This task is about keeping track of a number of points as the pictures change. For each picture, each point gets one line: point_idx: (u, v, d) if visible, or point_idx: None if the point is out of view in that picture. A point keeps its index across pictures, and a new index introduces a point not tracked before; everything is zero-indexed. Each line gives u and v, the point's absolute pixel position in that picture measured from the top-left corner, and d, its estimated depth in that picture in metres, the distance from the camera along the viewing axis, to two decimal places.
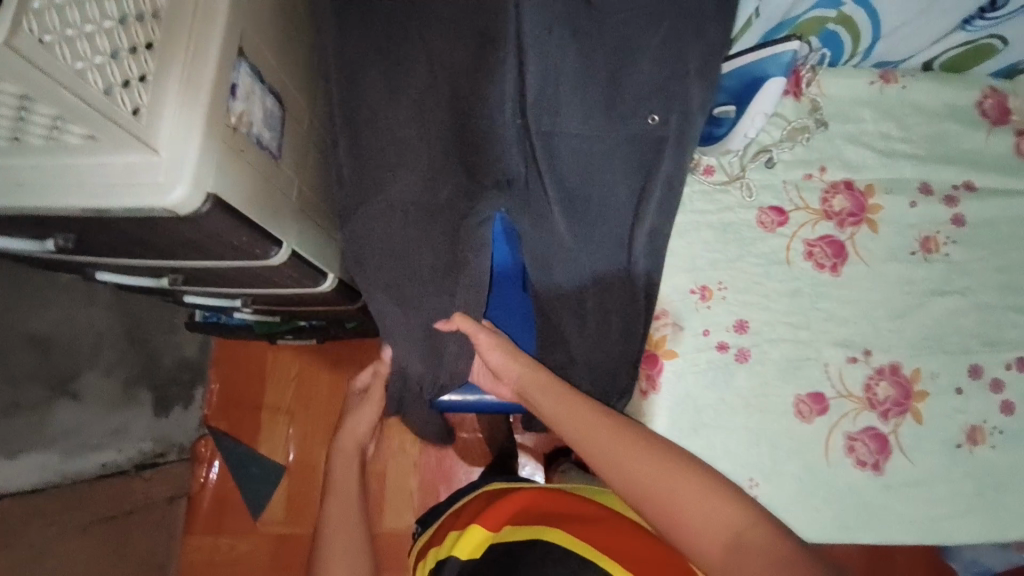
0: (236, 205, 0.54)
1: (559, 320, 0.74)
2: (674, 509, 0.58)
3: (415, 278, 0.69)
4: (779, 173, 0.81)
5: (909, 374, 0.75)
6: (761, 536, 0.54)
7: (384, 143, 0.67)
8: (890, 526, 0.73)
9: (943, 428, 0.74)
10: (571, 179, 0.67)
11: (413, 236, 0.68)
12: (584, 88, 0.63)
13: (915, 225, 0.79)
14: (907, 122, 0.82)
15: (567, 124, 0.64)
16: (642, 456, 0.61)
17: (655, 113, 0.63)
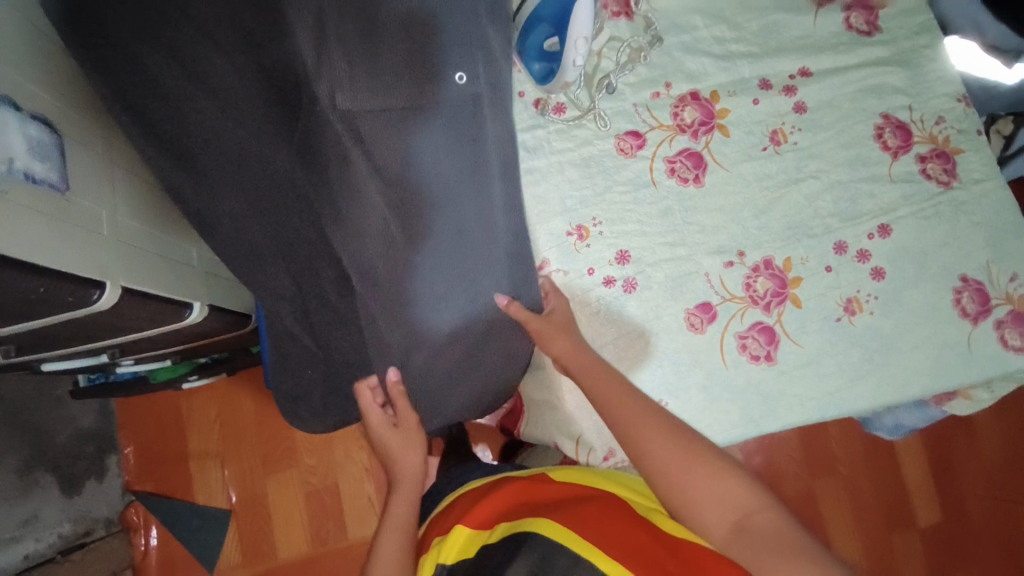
0: (14, 254, 0.47)
1: (421, 301, 0.71)
2: (689, 493, 0.61)
3: (296, 276, 0.66)
4: (628, 98, 0.80)
5: (782, 264, 0.77)
6: (767, 518, 0.59)
7: (207, 148, 0.56)
8: (795, 410, 0.76)
9: (822, 307, 0.77)
10: (393, 156, 0.65)
11: (276, 238, 0.63)
12: (376, 55, 0.60)
13: (762, 121, 0.81)
14: (737, 21, 0.83)
15: (365, 99, 0.62)
16: (669, 445, 0.63)
17: (461, 71, 0.63)
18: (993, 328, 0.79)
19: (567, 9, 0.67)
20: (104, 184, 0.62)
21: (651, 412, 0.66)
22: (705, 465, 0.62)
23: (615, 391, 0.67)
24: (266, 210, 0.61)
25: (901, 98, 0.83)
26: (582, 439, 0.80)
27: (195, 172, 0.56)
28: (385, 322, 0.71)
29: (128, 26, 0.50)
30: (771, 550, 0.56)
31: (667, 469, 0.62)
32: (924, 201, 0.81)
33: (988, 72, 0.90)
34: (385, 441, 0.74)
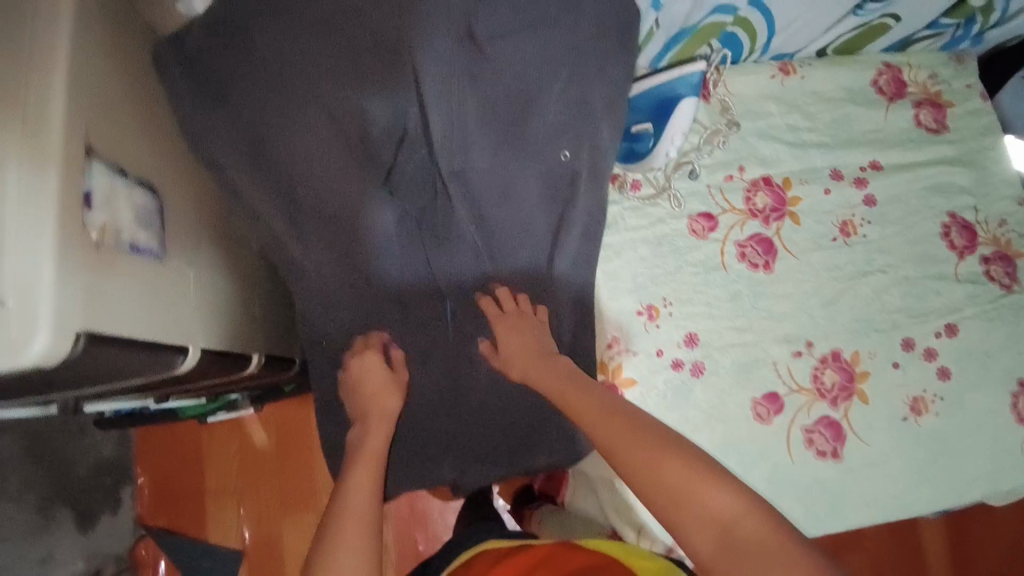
0: (116, 331, 0.46)
1: (476, 363, 0.72)
2: (681, 496, 0.53)
3: (368, 321, 0.70)
4: (702, 179, 0.80)
5: (850, 357, 0.77)
6: (756, 524, 0.50)
7: (303, 193, 0.62)
8: (856, 507, 0.76)
9: (888, 404, 0.77)
10: (485, 213, 0.66)
11: (351, 284, 0.68)
12: (486, 122, 0.61)
13: (832, 211, 0.82)
14: (810, 111, 0.85)
15: (475, 161, 0.63)
16: (639, 443, 0.58)
17: (566, 148, 0.64)
18: None
19: (669, 102, 0.68)
20: (216, 217, 0.66)
21: (614, 407, 0.61)
22: (689, 476, 0.54)
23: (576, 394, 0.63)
24: (352, 250, 0.66)
25: (966, 198, 0.85)
26: (644, 528, 0.78)
27: (291, 211, 0.64)
28: (458, 385, 0.72)
29: (257, 82, 0.58)
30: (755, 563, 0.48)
31: (637, 471, 0.56)
32: (988, 302, 0.81)
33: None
34: (361, 377, 0.68)
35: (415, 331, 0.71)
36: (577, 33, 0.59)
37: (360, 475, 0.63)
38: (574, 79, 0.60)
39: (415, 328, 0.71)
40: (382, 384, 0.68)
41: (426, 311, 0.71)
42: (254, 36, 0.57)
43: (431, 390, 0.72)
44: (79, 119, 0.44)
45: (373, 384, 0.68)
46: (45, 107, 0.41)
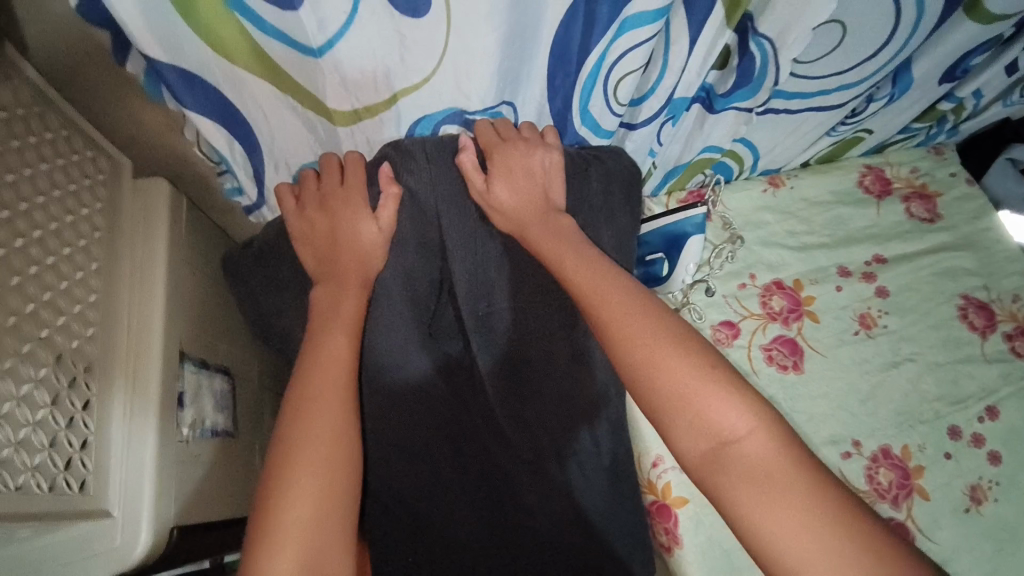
0: (198, 517, 0.50)
1: (530, 501, 0.68)
2: (681, 402, 0.49)
3: (417, 478, 0.66)
4: (718, 291, 0.85)
5: (901, 453, 0.76)
6: (757, 448, 0.47)
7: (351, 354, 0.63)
8: None
9: (948, 497, 0.75)
10: (515, 351, 0.66)
11: (400, 441, 0.65)
12: (509, 271, 0.64)
13: (848, 306, 0.86)
14: (804, 216, 0.92)
15: (503, 304, 0.65)
16: (658, 335, 0.52)
17: None
18: None
19: (678, 237, 0.75)
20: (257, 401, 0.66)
21: (627, 289, 0.55)
22: (694, 383, 0.49)
23: (570, 253, 0.57)
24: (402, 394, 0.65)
25: (975, 279, 0.88)
26: None
27: None
28: (513, 533, 0.68)
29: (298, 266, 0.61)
30: (750, 482, 0.46)
31: (636, 366, 0.51)
32: (1023, 379, 0.82)
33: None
34: (338, 223, 0.58)
35: (464, 477, 0.68)
36: (590, 191, 0.65)
37: (337, 346, 0.58)
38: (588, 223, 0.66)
39: (464, 476, 0.68)
40: (360, 237, 0.59)
41: (473, 451, 0.68)
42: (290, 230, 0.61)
43: (486, 539, 0.68)
44: (175, 330, 0.51)
45: (346, 241, 0.59)
46: (148, 329, 0.49)
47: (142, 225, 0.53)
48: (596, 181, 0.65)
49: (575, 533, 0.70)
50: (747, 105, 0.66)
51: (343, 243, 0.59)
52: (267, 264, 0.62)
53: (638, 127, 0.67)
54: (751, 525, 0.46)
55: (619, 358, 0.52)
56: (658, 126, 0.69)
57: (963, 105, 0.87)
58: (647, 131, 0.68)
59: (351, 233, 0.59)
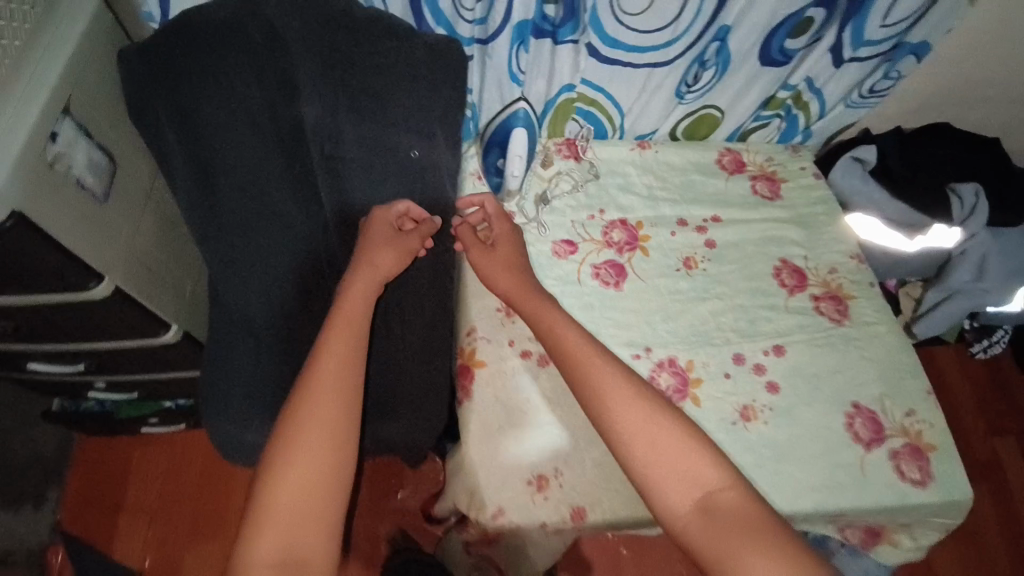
0: (47, 225, 0.65)
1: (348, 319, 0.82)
2: (673, 467, 0.61)
3: (249, 270, 0.80)
4: (568, 216, 0.99)
5: (684, 364, 0.87)
6: (734, 498, 0.59)
7: (216, 149, 0.77)
8: None
9: (717, 409, 0.84)
10: (352, 188, 0.84)
11: (243, 237, 0.79)
12: (353, 120, 0.82)
13: (677, 248, 0.98)
14: (663, 175, 1.06)
15: (346, 148, 0.83)
16: (641, 406, 0.64)
17: (414, 148, 0.84)
18: (889, 456, 0.81)
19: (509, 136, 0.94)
20: (129, 187, 0.82)
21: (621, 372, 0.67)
22: (686, 447, 0.62)
23: (574, 341, 0.70)
24: (252, 194, 0.79)
25: (797, 248, 1.00)
26: (475, 493, 0.76)
27: (206, 163, 0.77)
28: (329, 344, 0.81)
29: (184, 72, 0.75)
30: (735, 532, 0.57)
31: (633, 437, 0.62)
32: (817, 330, 0.91)
33: (895, 243, 1.06)
34: (369, 246, 0.77)
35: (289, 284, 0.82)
36: (414, 62, 0.81)
37: (338, 348, 0.67)
38: (420, 90, 0.82)
39: (294, 281, 0.82)
40: (390, 249, 0.78)
41: (311, 268, 0.83)
42: (173, 43, 0.75)
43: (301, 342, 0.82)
44: (64, 91, 0.68)
45: (375, 240, 0.78)
46: (42, 79, 0.66)
47: (66, 20, 0.72)
48: (428, 61, 0.81)
49: (393, 385, 0.81)
50: (576, 38, 0.84)
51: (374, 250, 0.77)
52: (164, 59, 0.76)
53: (490, 41, 0.85)
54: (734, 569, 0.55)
55: (620, 435, 0.63)
56: (510, 49, 0.86)
57: (808, 102, 1.04)
58: (499, 49, 0.86)
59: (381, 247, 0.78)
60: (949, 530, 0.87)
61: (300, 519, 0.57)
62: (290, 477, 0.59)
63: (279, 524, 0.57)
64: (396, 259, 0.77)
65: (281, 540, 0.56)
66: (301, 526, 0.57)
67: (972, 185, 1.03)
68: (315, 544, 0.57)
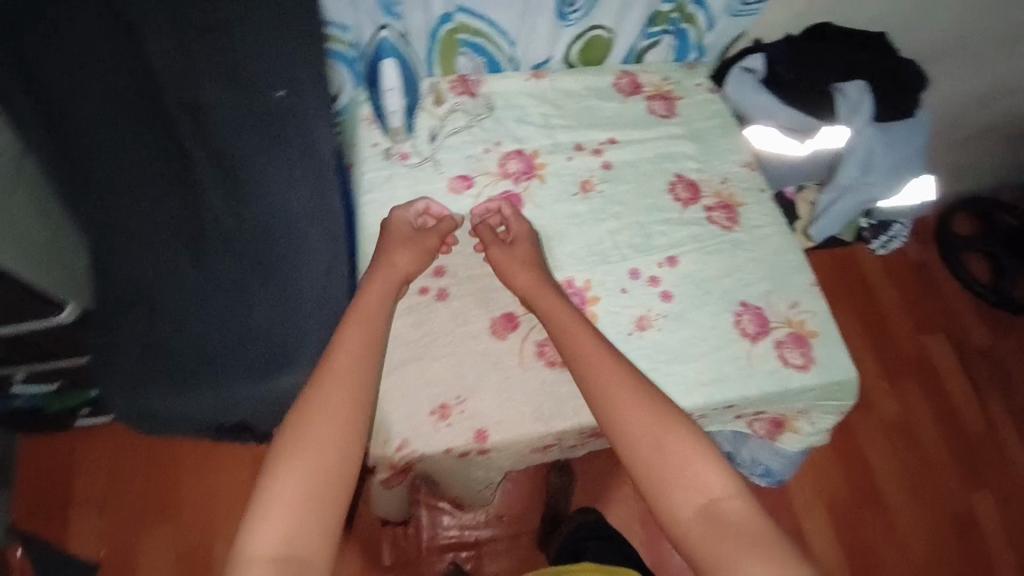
0: None
1: (241, 282, 0.83)
2: (676, 469, 0.65)
3: (147, 239, 0.85)
4: (464, 152, 0.99)
5: (582, 284, 0.90)
6: (736, 507, 0.62)
7: (78, 125, 0.79)
8: (578, 408, 0.80)
9: (614, 321, 0.87)
10: (217, 140, 0.80)
11: (134, 207, 0.85)
12: (210, 64, 0.77)
13: (574, 173, 1.00)
14: (559, 103, 1.06)
15: (206, 95, 0.78)
16: (646, 411, 0.69)
17: (279, 89, 0.78)
18: (774, 347, 0.86)
19: (380, 70, 0.93)
20: None
21: (629, 378, 0.72)
22: (691, 455, 0.66)
23: (590, 346, 0.76)
24: (131, 166, 0.83)
25: (691, 162, 1.03)
26: (380, 428, 0.78)
27: (71, 136, 0.80)
28: (227, 310, 0.82)
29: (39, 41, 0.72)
30: (732, 540, 0.60)
31: (641, 436, 0.67)
32: (709, 239, 0.94)
33: (787, 150, 1.08)
34: (391, 252, 0.84)
35: (179, 248, 0.85)
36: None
37: (352, 352, 0.72)
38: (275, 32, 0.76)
39: (186, 242, 0.85)
40: (412, 253, 0.85)
41: (201, 233, 0.84)
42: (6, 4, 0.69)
43: (195, 309, 0.83)
44: None
45: (393, 241, 0.86)
46: None
47: None
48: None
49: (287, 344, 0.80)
50: None
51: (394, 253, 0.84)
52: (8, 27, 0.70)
53: None
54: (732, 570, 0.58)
55: (628, 437, 0.68)
56: None
57: (692, 14, 1.04)
58: None
59: (404, 253, 0.85)
60: (845, 413, 0.91)
61: (304, 513, 0.60)
62: (296, 469, 0.62)
63: (281, 508, 0.60)
64: (411, 257, 0.85)
65: (286, 529, 0.59)
66: (305, 518, 0.60)
67: (857, 82, 1.04)
68: (317, 540, 0.60)
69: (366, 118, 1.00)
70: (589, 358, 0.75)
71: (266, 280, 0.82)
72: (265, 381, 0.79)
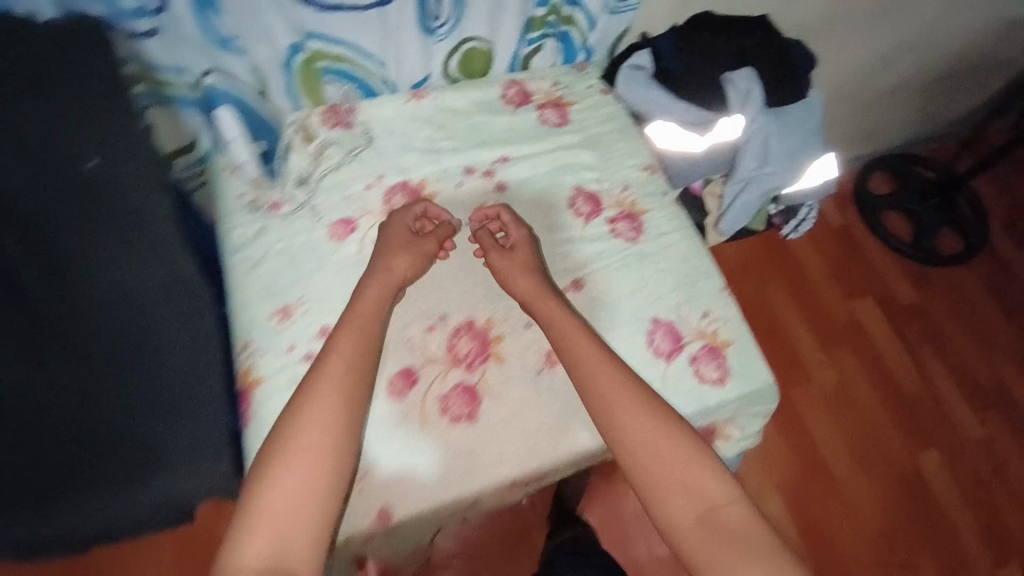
0: None
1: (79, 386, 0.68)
2: (675, 477, 0.65)
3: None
4: (343, 192, 0.90)
5: (484, 325, 0.83)
6: (734, 514, 0.63)
7: None
8: (488, 463, 0.76)
9: (522, 359, 0.82)
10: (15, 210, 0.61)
11: None
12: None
13: (466, 200, 0.93)
14: (444, 123, 0.99)
15: None
16: (645, 417, 0.68)
17: (91, 156, 0.62)
18: (689, 363, 0.83)
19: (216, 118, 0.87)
20: None
21: (629, 382, 0.72)
22: (693, 462, 0.66)
23: (589, 350, 0.74)
24: None
25: (589, 172, 0.98)
26: None
27: None
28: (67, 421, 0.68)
29: None
30: (730, 547, 0.60)
31: (643, 442, 0.67)
32: (613, 254, 0.90)
33: (687, 147, 1.05)
34: (388, 252, 0.80)
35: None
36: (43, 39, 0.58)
37: (343, 363, 0.69)
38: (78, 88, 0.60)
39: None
40: (412, 253, 0.80)
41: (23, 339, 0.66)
42: None
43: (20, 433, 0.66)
44: None
45: (389, 245, 0.81)
46: None
47: None
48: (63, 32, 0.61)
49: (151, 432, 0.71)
50: None
51: (394, 255, 0.79)
52: None
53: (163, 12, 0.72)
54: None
55: (630, 445, 0.67)
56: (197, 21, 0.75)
57: (570, 15, 0.98)
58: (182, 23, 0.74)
59: (405, 252, 0.80)
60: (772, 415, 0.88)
61: (295, 519, 0.59)
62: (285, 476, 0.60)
63: (275, 518, 0.58)
64: (411, 260, 0.80)
65: (272, 543, 0.57)
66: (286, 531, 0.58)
67: (744, 71, 0.99)
68: (303, 544, 0.58)
69: (226, 172, 0.89)
70: (583, 361, 0.73)
71: (125, 390, 0.70)
72: (114, 503, 0.69)
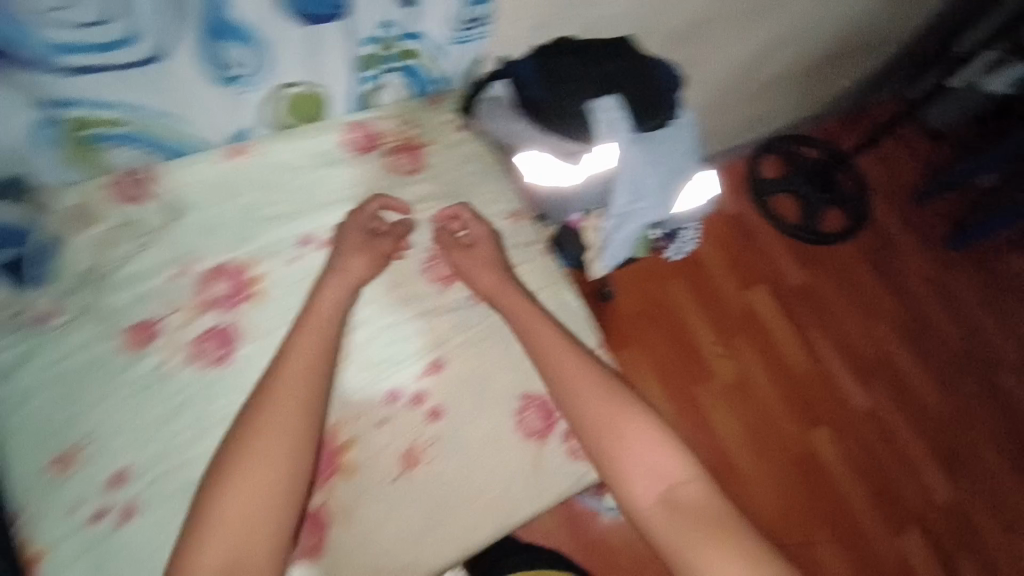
0: None
1: None
2: (635, 459, 0.70)
3: None
4: (142, 290, 0.78)
5: (332, 433, 0.76)
6: (691, 491, 0.68)
7: None
8: None
9: (374, 465, 0.76)
10: None
11: None
12: None
13: (298, 280, 0.82)
14: (270, 185, 0.85)
15: None
16: (606, 401, 0.74)
17: None
18: (560, 442, 0.83)
19: None
20: None
21: (590, 368, 0.76)
22: (648, 441, 0.71)
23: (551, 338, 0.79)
24: None
25: (445, 228, 0.87)
26: None
27: None
28: None
29: None
30: (687, 521, 0.66)
31: (602, 424, 0.72)
32: (470, 327, 0.84)
33: (558, 180, 0.93)
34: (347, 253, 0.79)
35: None
36: None
37: (307, 359, 0.70)
38: None
39: None
40: (365, 257, 0.79)
41: None
42: None
43: None
44: None
45: (348, 244, 0.80)
46: None
47: None
48: None
49: None
50: None
51: (350, 257, 0.79)
52: None
53: None
54: (687, 555, 0.64)
55: (592, 432, 0.73)
56: None
57: (408, 48, 0.85)
58: None
59: (360, 253, 0.79)
60: None
61: (251, 519, 0.61)
62: (248, 479, 0.62)
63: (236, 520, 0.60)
64: (367, 260, 0.79)
65: (231, 547, 0.59)
66: (248, 538, 0.60)
67: (611, 97, 0.90)
68: (262, 545, 0.61)
69: None
70: (548, 350, 0.78)
71: None
72: None
